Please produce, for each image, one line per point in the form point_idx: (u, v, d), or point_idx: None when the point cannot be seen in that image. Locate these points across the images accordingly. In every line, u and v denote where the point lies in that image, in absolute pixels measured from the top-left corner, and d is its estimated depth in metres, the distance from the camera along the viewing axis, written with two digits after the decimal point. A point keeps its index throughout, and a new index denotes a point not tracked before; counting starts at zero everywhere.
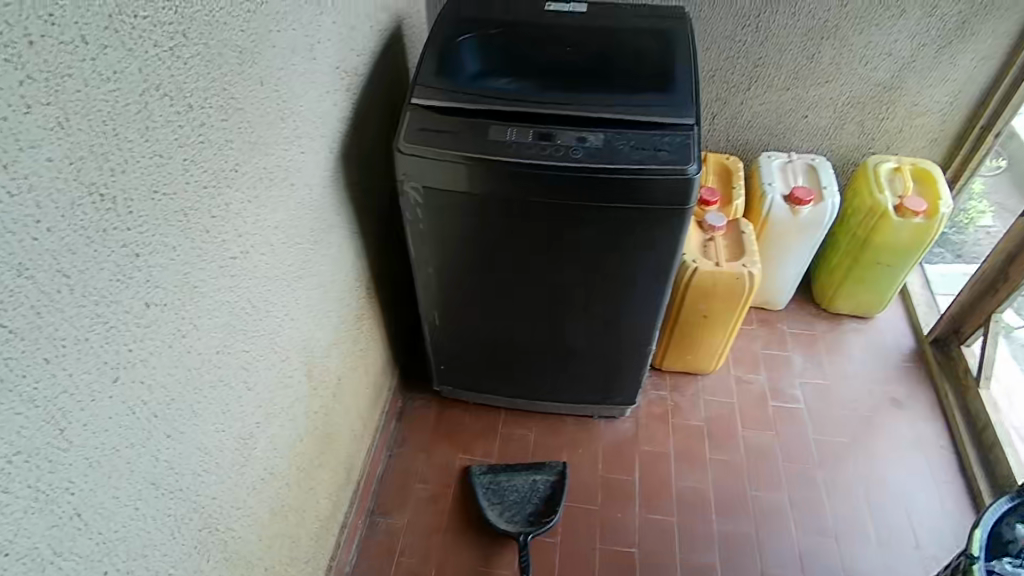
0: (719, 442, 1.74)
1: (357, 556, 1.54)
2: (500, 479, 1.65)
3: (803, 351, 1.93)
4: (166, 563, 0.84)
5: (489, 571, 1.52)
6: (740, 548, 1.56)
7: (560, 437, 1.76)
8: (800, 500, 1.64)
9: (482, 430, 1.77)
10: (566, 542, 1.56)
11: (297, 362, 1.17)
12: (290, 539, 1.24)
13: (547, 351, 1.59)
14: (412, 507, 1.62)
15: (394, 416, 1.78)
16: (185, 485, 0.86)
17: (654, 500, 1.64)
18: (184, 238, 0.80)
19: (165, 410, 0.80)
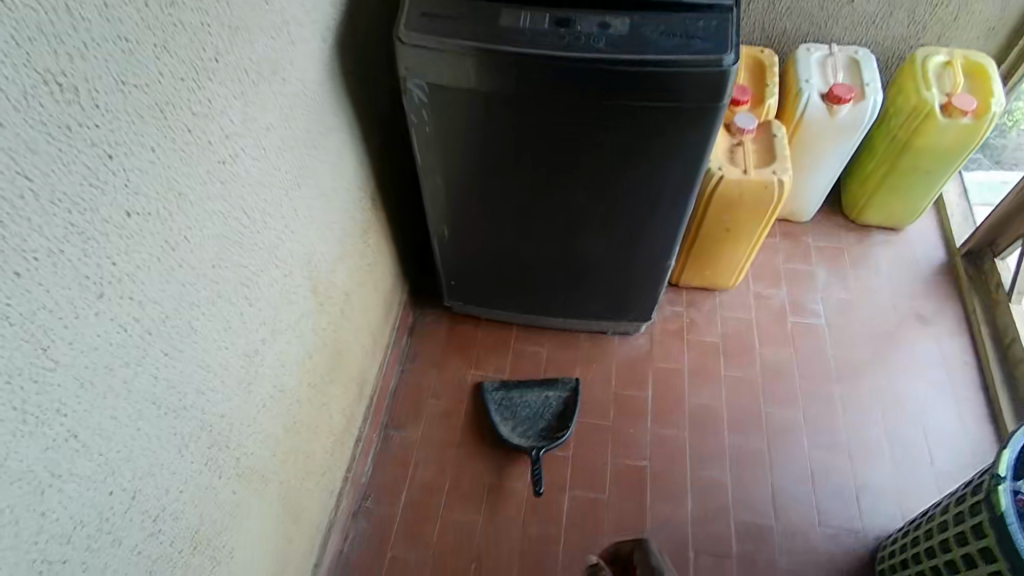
0: (735, 358, 1.71)
1: (373, 468, 1.55)
2: (513, 394, 1.64)
3: (828, 265, 1.85)
4: (176, 480, 0.82)
5: (502, 483, 1.53)
6: (753, 461, 1.56)
7: (573, 353, 1.73)
8: (816, 417, 1.62)
9: (494, 345, 1.74)
10: (578, 456, 1.57)
11: (301, 278, 1.11)
12: (304, 454, 1.23)
13: (561, 266, 1.52)
14: (425, 421, 1.62)
15: (405, 332, 1.74)
16: (189, 403, 0.83)
17: (668, 415, 1.63)
18: (162, 138, 0.72)
19: (160, 328, 0.75)
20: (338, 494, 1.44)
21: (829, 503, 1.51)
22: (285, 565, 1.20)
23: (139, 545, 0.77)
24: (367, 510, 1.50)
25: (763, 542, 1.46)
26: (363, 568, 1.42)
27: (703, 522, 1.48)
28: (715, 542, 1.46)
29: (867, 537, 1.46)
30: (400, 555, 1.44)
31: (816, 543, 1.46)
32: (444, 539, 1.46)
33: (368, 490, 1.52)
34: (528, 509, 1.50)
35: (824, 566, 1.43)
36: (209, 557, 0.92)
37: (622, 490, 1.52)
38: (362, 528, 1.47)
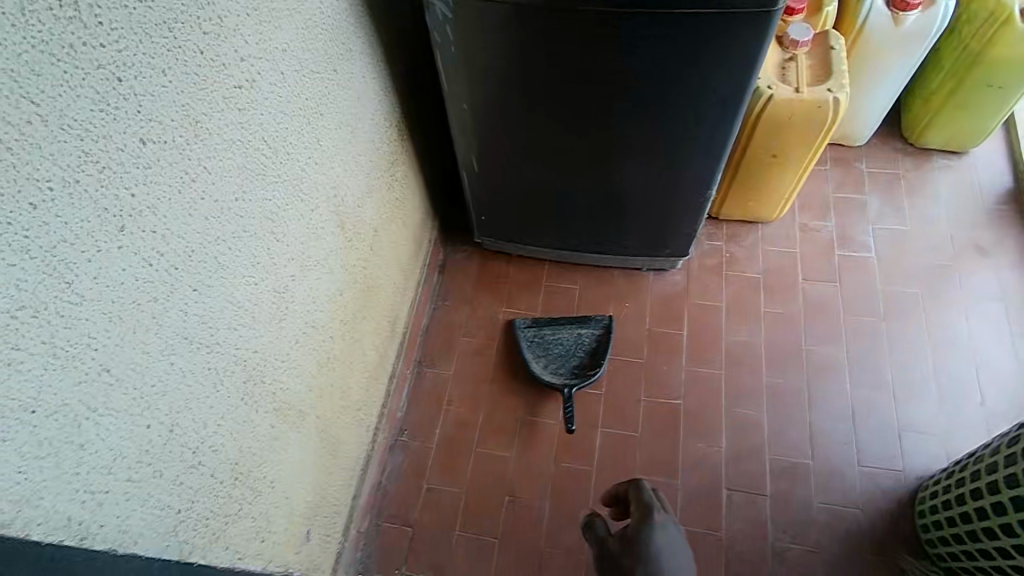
0: (776, 294, 1.64)
1: (407, 403, 1.57)
2: (545, 331, 1.62)
3: (881, 194, 1.74)
4: (214, 414, 0.83)
5: (535, 420, 1.53)
6: (791, 398, 1.53)
7: (607, 290, 1.68)
8: (859, 354, 1.56)
9: (526, 282, 1.71)
10: (612, 392, 1.56)
11: (327, 213, 1.08)
12: (339, 390, 1.24)
13: (595, 198, 1.46)
14: (458, 357, 1.62)
15: (436, 269, 1.72)
16: (221, 339, 0.82)
17: (704, 352, 1.59)
18: (174, 60, 0.67)
19: (186, 263, 0.73)
20: (375, 429, 1.47)
21: (869, 442, 1.47)
22: (325, 496, 1.23)
23: (180, 477, 0.78)
24: (403, 444, 1.52)
25: (798, 480, 1.44)
26: (400, 500, 1.46)
27: (738, 459, 1.47)
28: (750, 479, 1.44)
29: (907, 476, 1.43)
30: (434, 488, 1.47)
31: (854, 482, 1.43)
32: (478, 473, 1.48)
33: (403, 426, 1.54)
34: (561, 445, 1.50)
35: (860, 504, 1.41)
36: (251, 489, 0.94)
37: (655, 426, 1.51)
38: (398, 461, 1.50)
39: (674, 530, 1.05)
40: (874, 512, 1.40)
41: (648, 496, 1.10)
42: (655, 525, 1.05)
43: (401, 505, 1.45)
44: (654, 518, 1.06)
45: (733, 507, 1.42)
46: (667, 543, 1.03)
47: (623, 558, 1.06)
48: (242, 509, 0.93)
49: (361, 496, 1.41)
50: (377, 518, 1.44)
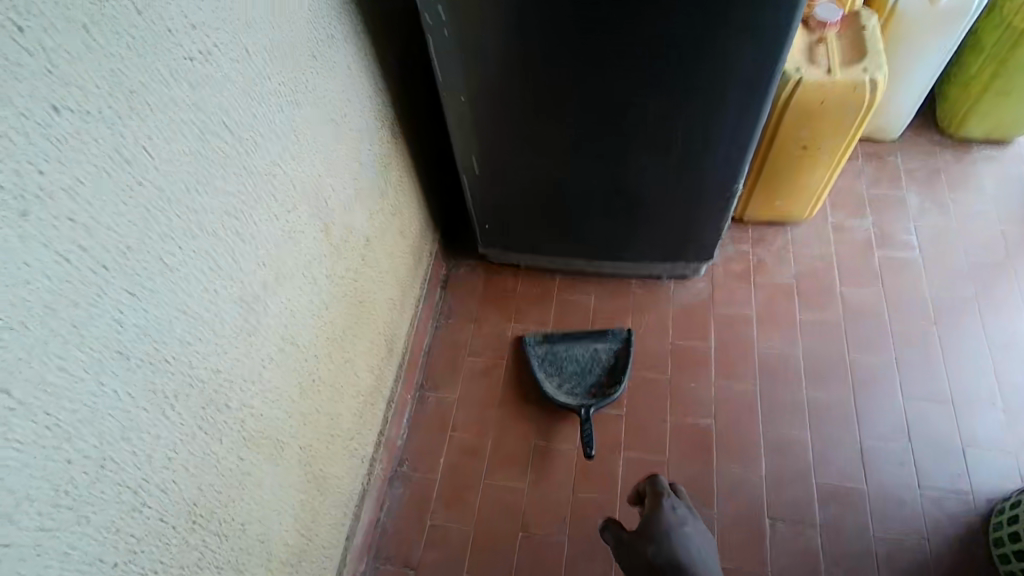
0: (812, 300, 1.49)
1: (409, 430, 1.43)
2: (558, 348, 1.48)
3: (920, 189, 1.59)
4: (162, 446, 0.70)
5: (549, 446, 1.38)
6: (835, 415, 1.36)
7: (624, 301, 1.54)
8: (910, 362, 1.40)
9: (536, 296, 1.57)
10: (633, 413, 1.40)
11: (309, 216, 0.95)
12: (327, 416, 1.10)
13: (608, 198, 1.33)
14: (463, 379, 1.48)
15: (438, 284, 1.59)
16: (171, 355, 0.69)
17: (735, 366, 1.43)
18: (99, 14, 0.56)
19: (120, 261, 0.61)
20: (372, 459, 1.32)
21: (929, 462, 1.30)
22: (313, 538, 1.09)
23: (116, 524, 0.64)
24: (404, 476, 1.38)
25: (849, 507, 1.27)
26: (401, 539, 1.31)
27: (780, 486, 1.30)
28: (794, 508, 1.28)
29: (977, 501, 1.25)
30: (439, 525, 1.32)
31: (914, 508, 1.26)
32: (487, 507, 1.32)
33: (405, 456, 1.40)
34: (579, 473, 1.34)
35: (924, 533, 1.23)
36: (214, 533, 0.81)
37: (684, 450, 1.35)
38: (398, 494, 1.36)
39: (685, 510, 1.02)
40: (941, 544, 1.22)
41: (657, 484, 1.05)
42: (664, 504, 1.01)
43: (403, 544, 1.30)
44: (663, 502, 1.02)
45: (778, 541, 1.25)
46: (681, 523, 0.99)
47: (636, 546, 1.00)
48: (203, 557, 0.79)
49: (356, 537, 1.25)
50: (375, 559, 1.29)
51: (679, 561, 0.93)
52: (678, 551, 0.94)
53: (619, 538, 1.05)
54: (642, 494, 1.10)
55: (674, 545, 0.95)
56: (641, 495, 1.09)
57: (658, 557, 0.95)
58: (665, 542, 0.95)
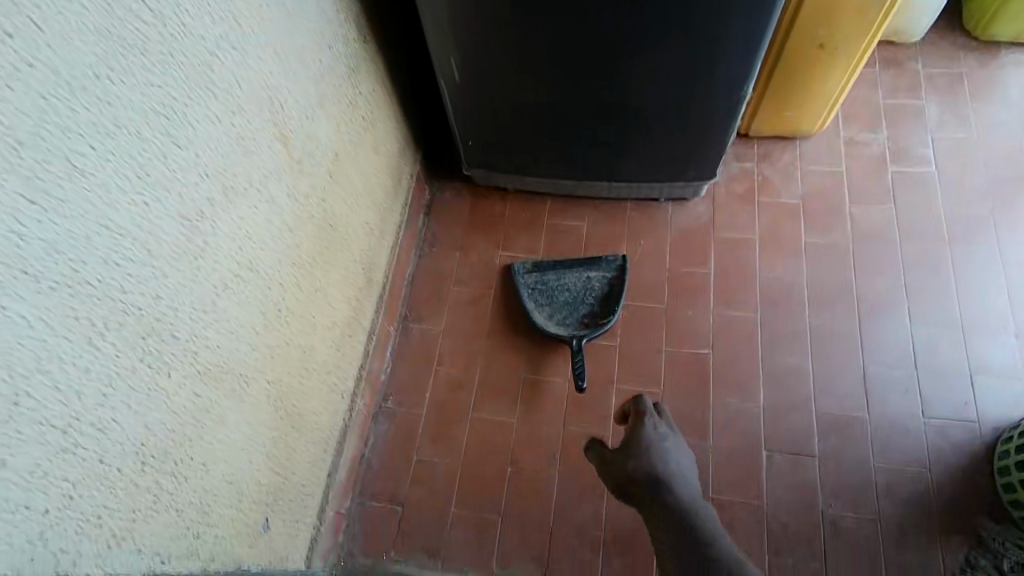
0: (820, 221, 1.39)
1: (392, 363, 1.36)
2: (549, 277, 1.39)
3: (940, 99, 1.47)
4: (94, 380, 0.61)
5: (539, 379, 1.31)
6: (840, 341, 1.30)
7: (619, 227, 1.44)
8: (921, 285, 1.32)
9: (525, 222, 1.47)
10: (628, 344, 1.33)
11: (261, 122, 0.83)
12: (299, 349, 1.01)
13: (601, 111, 1.21)
14: (449, 310, 1.40)
15: (421, 210, 1.48)
16: (96, 277, 0.60)
17: (736, 293, 1.35)
18: None
19: (13, 161, 0.51)
20: (353, 395, 1.25)
21: (935, 389, 1.25)
22: (289, 476, 1.03)
23: (45, 467, 0.57)
24: (388, 412, 1.31)
25: (850, 436, 1.22)
26: (387, 475, 1.26)
27: (781, 415, 1.25)
28: (794, 438, 1.23)
29: (983, 428, 1.21)
30: (425, 460, 1.26)
31: (917, 437, 1.21)
32: (475, 442, 1.27)
33: (388, 390, 1.33)
34: (570, 407, 1.28)
35: (926, 463, 1.19)
36: (170, 475, 0.74)
37: (681, 380, 1.29)
38: (383, 430, 1.30)
39: (667, 429, 0.99)
40: (943, 473, 1.18)
41: (639, 402, 1.02)
42: (645, 423, 0.98)
43: (388, 480, 1.25)
44: (644, 420, 0.99)
45: (775, 471, 1.21)
46: (661, 441, 0.97)
47: (615, 462, 0.98)
48: (159, 500, 0.72)
49: (339, 473, 1.20)
50: (359, 495, 1.25)
51: (658, 475, 0.92)
52: (657, 466, 0.93)
53: (601, 457, 1.02)
54: (623, 415, 1.06)
55: (653, 461, 0.93)
56: (622, 415, 1.06)
57: (638, 472, 0.94)
58: (645, 458, 0.94)
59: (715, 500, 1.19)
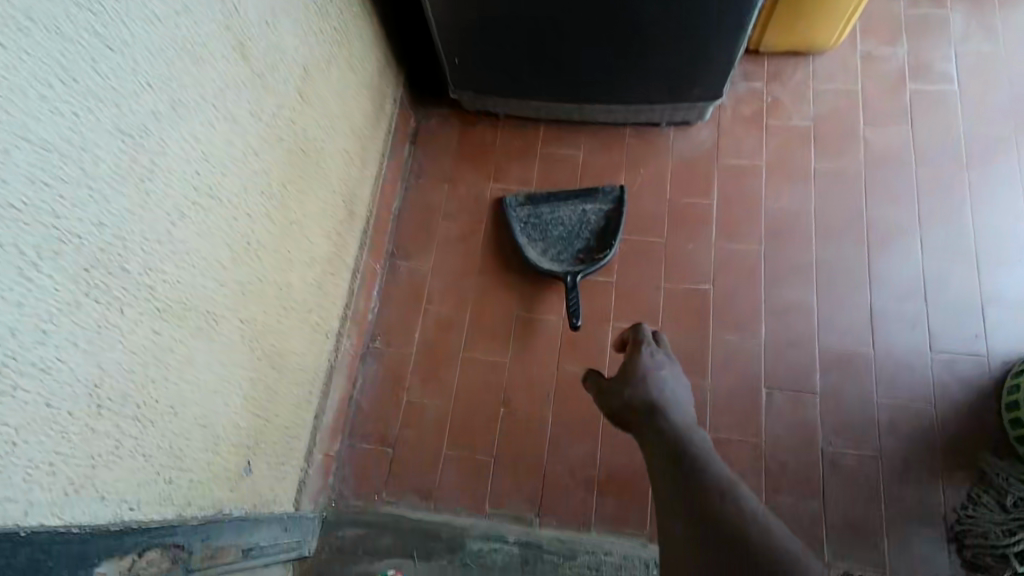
0: (831, 145, 1.31)
1: (380, 302, 1.30)
2: (542, 210, 1.31)
3: (966, 11, 1.36)
4: (29, 315, 0.55)
5: (532, 317, 1.26)
6: (848, 273, 1.23)
7: (616, 155, 1.35)
8: (936, 213, 1.25)
9: (517, 151, 1.38)
10: (625, 279, 1.27)
11: (213, 27, 0.73)
12: (276, 286, 0.95)
13: (599, 23, 1.10)
14: (437, 246, 1.33)
15: (406, 139, 1.39)
16: (19, 198, 0.53)
17: (740, 225, 1.28)
18: None
19: None
20: (338, 335, 1.19)
21: (946, 322, 1.19)
22: (271, 419, 0.98)
23: None
24: (376, 352, 1.26)
25: (855, 371, 1.18)
26: (376, 417, 1.22)
27: (783, 351, 1.20)
28: (796, 374, 1.19)
29: (993, 361, 1.16)
30: (416, 401, 1.22)
31: (923, 372, 1.17)
32: (467, 382, 1.23)
33: (376, 330, 1.28)
34: (564, 345, 1.23)
35: (931, 398, 1.15)
36: (133, 419, 0.69)
37: (680, 317, 1.24)
38: (371, 371, 1.25)
39: (664, 357, 0.95)
40: (948, 408, 1.15)
41: (638, 331, 0.98)
42: (642, 350, 0.94)
43: (378, 421, 1.22)
44: (642, 348, 0.95)
45: (776, 408, 1.17)
46: (658, 368, 0.92)
47: (613, 389, 0.93)
48: (121, 445, 0.67)
49: (326, 415, 1.16)
50: (349, 437, 1.21)
51: (654, 400, 0.87)
52: (654, 391, 0.88)
53: (598, 385, 0.97)
54: (621, 345, 1.02)
55: (650, 387, 0.89)
56: (620, 343, 1.02)
57: (635, 398, 0.89)
58: (641, 384, 0.90)
59: (713, 438, 1.16)
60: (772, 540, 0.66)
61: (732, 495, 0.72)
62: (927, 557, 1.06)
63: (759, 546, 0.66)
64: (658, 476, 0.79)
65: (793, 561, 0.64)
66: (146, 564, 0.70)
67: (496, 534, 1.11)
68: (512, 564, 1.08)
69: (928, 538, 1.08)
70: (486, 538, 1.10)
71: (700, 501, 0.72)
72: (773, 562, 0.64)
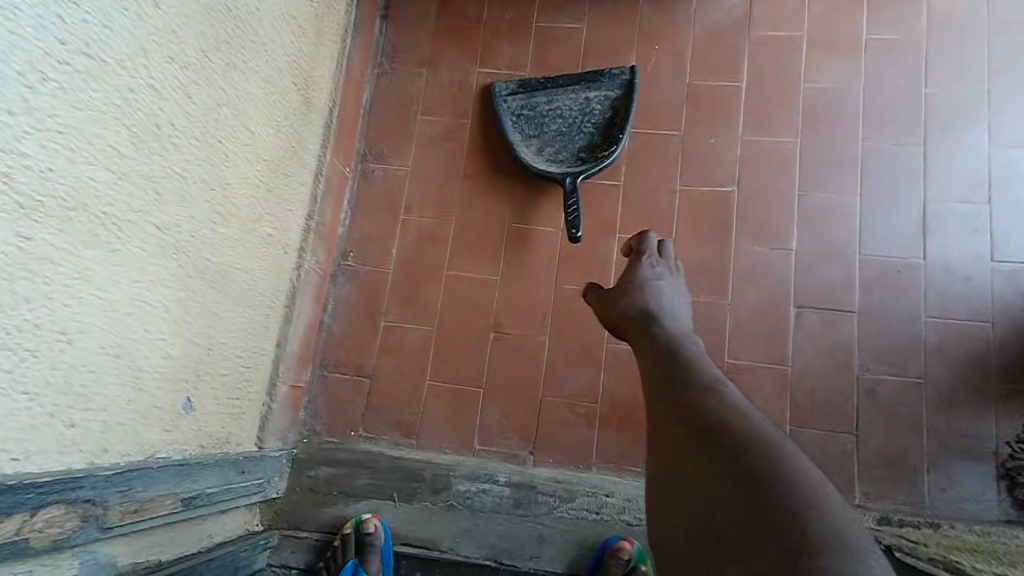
0: (886, 12, 1.09)
1: (351, 213, 1.12)
2: (537, 100, 1.11)
3: None
4: None
5: (525, 227, 1.08)
6: (900, 169, 1.04)
7: (625, 30, 1.13)
8: (1011, 94, 1.04)
9: (507, 28, 1.15)
10: (634, 182, 1.08)
11: None
12: (207, 186, 0.77)
13: None
14: (415, 147, 1.13)
15: (376, 16, 1.17)
16: None
17: (773, 114, 1.08)
18: None
19: None
20: (301, 250, 1.02)
21: (1014, 226, 1.01)
22: (216, 347, 0.82)
23: None
24: (349, 270, 1.10)
25: (901, 284, 1.01)
26: (351, 344, 1.07)
27: (819, 262, 1.03)
28: (832, 289, 1.02)
29: None
30: (394, 326, 1.07)
31: (981, 286, 1.00)
32: (451, 303, 1.07)
33: (348, 246, 1.11)
34: (562, 259, 1.06)
35: (988, 316, 0.99)
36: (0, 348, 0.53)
37: (699, 225, 1.06)
38: (343, 293, 1.09)
39: (666, 268, 0.81)
40: (1010, 327, 0.98)
41: (642, 240, 0.85)
42: (640, 260, 0.81)
43: (352, 348, 1.07)
44: (641, 259, 0.82)
45: (807, 328, 1.01)
46: (657, 279, 0.79)
47: (608, 298, 0.81)
48: None
49: (290, 343, 1.00)
50: (320, 366, 1.07)
51: (655, 309, 0.75)
52: (653, 302, 0.76)
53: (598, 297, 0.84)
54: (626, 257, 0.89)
55: (649, 297, 0.77)
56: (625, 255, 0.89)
57: (630, 308, 0.76)
58: (637, 294, 0.77)
59: (734, 363, 1.01)
60: (760, 437, 0.52)
61: (719, 392, 0.58)
62: (973, 496, 0.94)
63: (745, 442, 0.52)
64: (646, 382, 0.65)
65: (781, 458, 0.50)
66: (43, 524, 0.57)
67: (485, 473, 0.98)
68: (503, 507, 0.96)
69: (976, 475, 0.94)
70: (474, 478, 0.98)
71: (687, 400, 0.58)
72: (758, 462, 0.50)
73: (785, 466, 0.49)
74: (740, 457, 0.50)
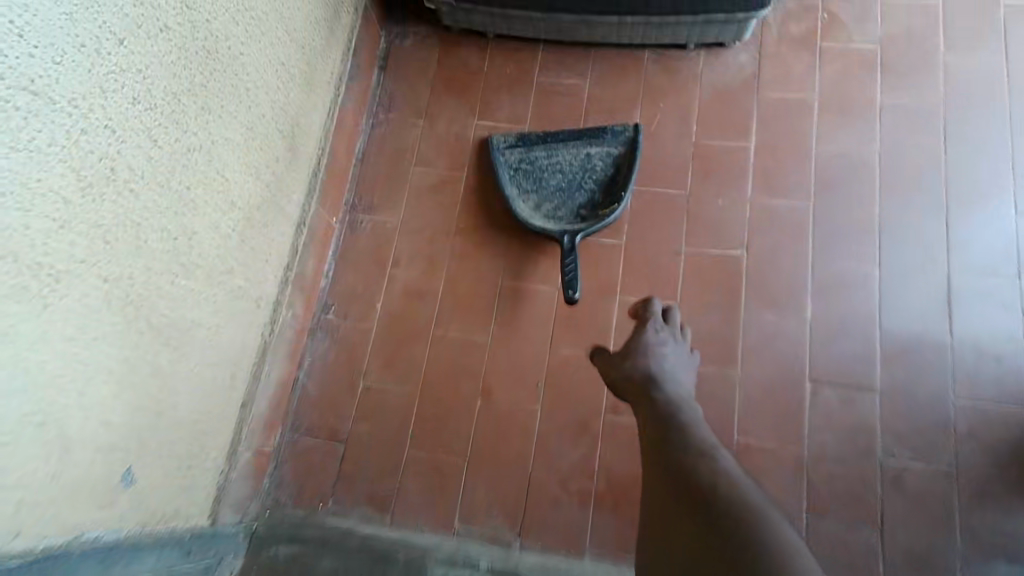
0: (902, 75, 1.05)
1: (336, 264, 1.05)
2: (537, 155, 1.06)
3: None
4: None
5: (519, 287, 1.01)
6: (920, 236, 0.98)
7: (630, 86, 1.09)
8: None
9: (508, 79, 1.12)
10: (636, 242, 1.02)
11: None
12: (170, 235, 0.70)
13: None
14: (407, 197, 1.08)
15: (373, 64, 1.14)
16: None
17: (784, 175, 1.02)
18: None
19: None
20: (278, 303, 0.95)
21: None
22: (168, 411, 0.74)
23: None
24: (329, 325, 1.03)
25: (926, 362, 0.93)
26: (326, 405, 0.99)
27: (835, 334, 0.95)
28: (850, 363, 0.94)
29: None
30: (374, 388, 0.99)
31: (1015, 367, 0.91)
32: (436, 366, 0.99)
33: (330, 299, 1.04)
34: (558, 322, 0.99)
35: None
36: None
37: (705, 289, 0.99)
38: (322, 349, 1.02)
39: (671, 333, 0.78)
40: None
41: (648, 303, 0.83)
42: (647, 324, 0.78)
43: (327, 410, 0.98)
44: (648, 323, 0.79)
45: (824, 406, 0.93)
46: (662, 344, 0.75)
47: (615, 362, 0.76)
48: None
49: (259, 403, 0.92)
50: (292, 428, 0.98)
51: None
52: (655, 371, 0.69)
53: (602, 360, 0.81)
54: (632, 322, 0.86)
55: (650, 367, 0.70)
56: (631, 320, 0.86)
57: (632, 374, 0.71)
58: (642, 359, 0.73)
59: (743, 442, 0.92)
60: (740, 501, 0.53)
61: (710, 456, 0.59)
62: None
63: (726, 506, 0.53)
64: (640, 448, 0.65)
65: (760, 521, 0.51)
66: None
67: (464, 558, 0.88)
68: None
69: None
70: (452, 563, 0.88)
71: (673, 462, 0.59)
72: (738, 528, 0.50)
73: (766, 532, 0.50)
74: (719, 521, 0.51)
